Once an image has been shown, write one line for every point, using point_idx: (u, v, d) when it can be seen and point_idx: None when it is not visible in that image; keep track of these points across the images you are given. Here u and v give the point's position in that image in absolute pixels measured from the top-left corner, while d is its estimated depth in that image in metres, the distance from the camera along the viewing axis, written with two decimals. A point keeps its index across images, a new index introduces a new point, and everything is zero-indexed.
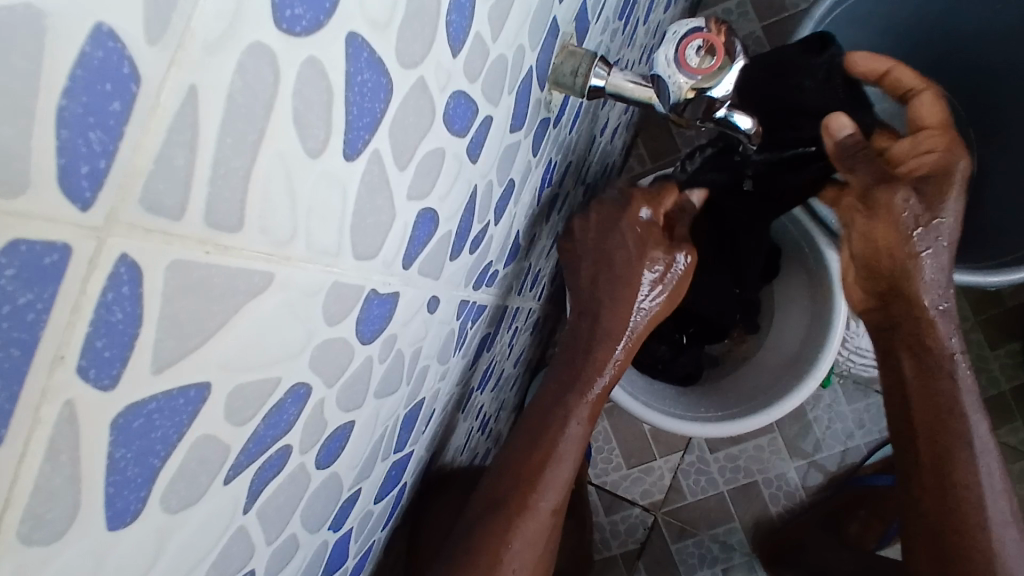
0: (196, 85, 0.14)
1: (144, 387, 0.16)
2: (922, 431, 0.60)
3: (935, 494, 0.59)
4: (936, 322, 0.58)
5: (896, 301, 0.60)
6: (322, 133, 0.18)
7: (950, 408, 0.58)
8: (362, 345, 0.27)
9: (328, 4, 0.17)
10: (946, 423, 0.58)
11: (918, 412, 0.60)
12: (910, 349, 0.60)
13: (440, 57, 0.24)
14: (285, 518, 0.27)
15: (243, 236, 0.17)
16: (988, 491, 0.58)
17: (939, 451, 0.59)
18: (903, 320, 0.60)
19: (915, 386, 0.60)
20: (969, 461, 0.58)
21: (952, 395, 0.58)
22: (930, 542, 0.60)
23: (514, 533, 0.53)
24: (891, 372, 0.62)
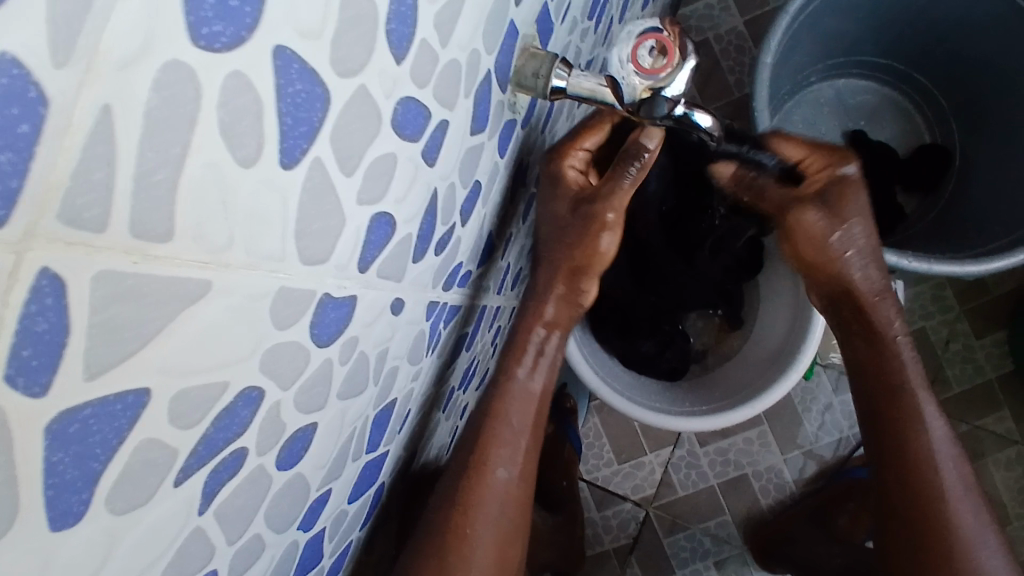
0: (110, 103, 0.14)
1: (78, 393, 0.17)
2: (877, 416, 0.60)
3: (894, 473, 0.60)
4: (878, 308, 0.59)
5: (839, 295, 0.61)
6: (255, 143, 0.19)
7: (900, 389, 0.59)
8: (319, 349, 0.28)
9: (251, 20, 0.17)
10: (898, 405, 0.59)
11: (872, 389, 0.61)
12: (858, 335, 0.61)
13: (383, 65, 0.24)
14: (246, 518, 0.28)
15: (175, 245, 0.18)
16: (944, 468, 0.58)
17: (894, 434, 0.59)
18: (847, 308, 0.61)
19: (868, 371, 0.61)
20: (922, 438, 0.59)
21: (900, 376, 0.59)
22: (896, 526, 0.60)
23: (474, 512, 0.54)
24: (845, 351, 0.63)
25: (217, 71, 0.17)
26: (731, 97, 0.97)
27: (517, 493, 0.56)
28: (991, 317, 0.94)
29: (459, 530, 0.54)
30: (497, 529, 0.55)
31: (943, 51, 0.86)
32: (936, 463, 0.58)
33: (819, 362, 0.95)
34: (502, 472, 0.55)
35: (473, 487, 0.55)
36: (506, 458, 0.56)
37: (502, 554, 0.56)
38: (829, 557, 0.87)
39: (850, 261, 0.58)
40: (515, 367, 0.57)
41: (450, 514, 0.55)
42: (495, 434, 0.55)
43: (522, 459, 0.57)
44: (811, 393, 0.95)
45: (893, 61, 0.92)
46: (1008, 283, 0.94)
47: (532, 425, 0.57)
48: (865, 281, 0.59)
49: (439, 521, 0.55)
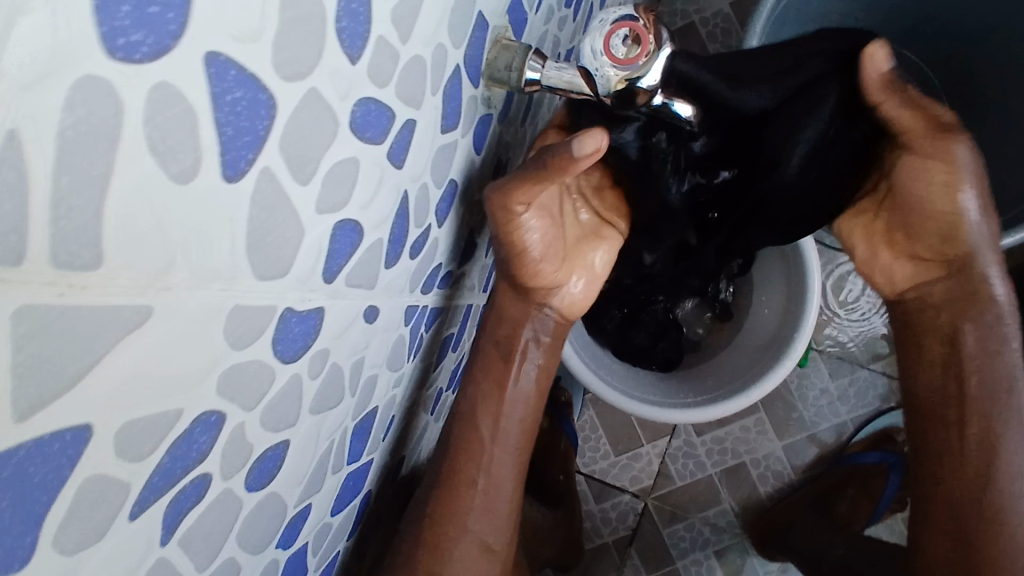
0: (18, 127, 0.13)
1: (11, 436, 0.16)
2: (967, 403, 0.56)
3: (966, 468, 0.56)
4: (997, 292, 0.55)
5: (955, 267, 0.55)
6: (191, 156, 0.18)
7: (1005, 388, 0.55)
8: (283, 365, 0.26)
9: (175, 27, 0.16)
10: (996, 402, 0.55)
11: (968, 375, 0.56)
12: (972, 322, 0.55)
13: (335, 64, 0.23)
14: (217, 542, 0.27)
15: (105, 270, 0.17)
16: (1021, 477, 0.56)
17: (981, 431, 0.56)
18: (954, 284, 0.55)
19: (969, 362, 0.56)
20: (1010, 436, 0.55)
21: (1005, 372, 0.55)
22: (949, 523, 0.57)
23: (459, 516, 0.55)
24: (935, 331, 0.57)
25: (140, 84, 0.15)
26: None
27: (502, 500, 0.56)
28: None
29: (445, 533, 0.55)
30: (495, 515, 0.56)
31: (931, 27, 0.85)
32: (1010, 471, 0.55)
33: (814, 348, 0.94)
34: (482, 483, 0.55)
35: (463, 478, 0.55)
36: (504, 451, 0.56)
37: (492, 559, 0.57)
38: (829, 544, 0.83)
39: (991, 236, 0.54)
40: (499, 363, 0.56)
41: (436, 514, 0.55)
42: (472, 445, 0.55)
43: (509, 465, 0.56)
44: (807, 378, 0.94)
45: None
46: (1005, 263, 0.93)
47: (525, 434, 0.57)
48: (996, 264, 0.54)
49: (430, 515, 0.56)
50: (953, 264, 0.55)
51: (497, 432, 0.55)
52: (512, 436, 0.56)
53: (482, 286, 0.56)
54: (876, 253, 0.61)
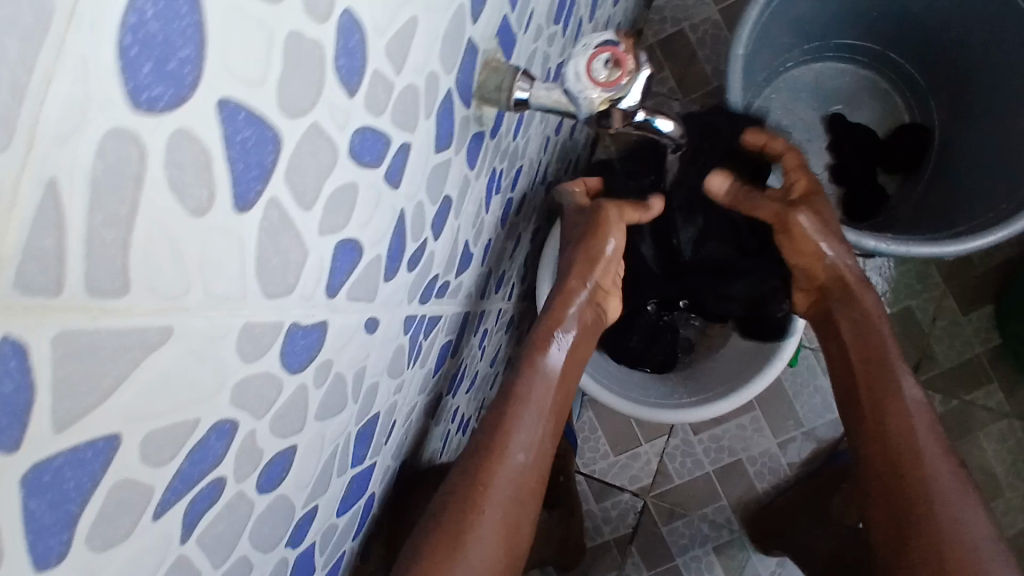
0: (55, 178, 0.15)
1: (47, 445, 0.18)
2: (863, 384, 0.64)
3: (876, 441, 0.62)
4: (869, 301, 0.67)
5: (834, 294, 0.69)
6: (206, 191, 0.20)
7: (884, 359, 0.64)
8: (289, 376, 0.28)
9: (191, 78, 0.18)
10: (883, 368, 0.64)
11: (857, 360, 0.65)
12: (848, 315, 0.68)
13: (334, 99, 0.25)
14: (230, 542, 0.29)
15: (130, 297, 0.19)
16: (923, 436, 0.61)
17: (884, 400, 0.63)
18: (836, 298, 0.69)
19: (852, 345, 0.66)
20: (902, 412, 0.62)
21: (883, 347, 0.65)
22: (880, 495, 0.61)
23: (490, 491, 0.55)
24: (831, 341, 0.69)
25: (160, 132, 0.17)
26: (709, 86, 0.97)
27: (527, 480, 0.57)
28: (978, 293, 0.95)
29: (474, 511, 0.54)
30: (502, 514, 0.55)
31: (916, 29, 0.87)
32: (914, 428, 0.61)
33: (806, 347, 0.96)
34: (520, 453, 0.56)
35: (489, 466, 0.55)
36: (522, 440, 0.57)
37: (510, 544, 0.55)
38: (818, 538, 0.87)
39: (836, 256, 0.68)
40: (542, 356, 0.60)
41: (466, 493, 0.54)
42: (517, 414, 0.57)
43: (536, 440, 0.58)
44: (802, 377, 0.96)
45: (864, 41, 0.93)
46: (992, 260, 0.95)
47: (552, 413, 0.60)
48: (853, 276, 0.68)
49: (455, 496, 0.54)
50: (833, 291, 0.69)
51: (543, 405, 0.58)
52: (533, 427, 0.58)
53: (482, 294, 0.58)
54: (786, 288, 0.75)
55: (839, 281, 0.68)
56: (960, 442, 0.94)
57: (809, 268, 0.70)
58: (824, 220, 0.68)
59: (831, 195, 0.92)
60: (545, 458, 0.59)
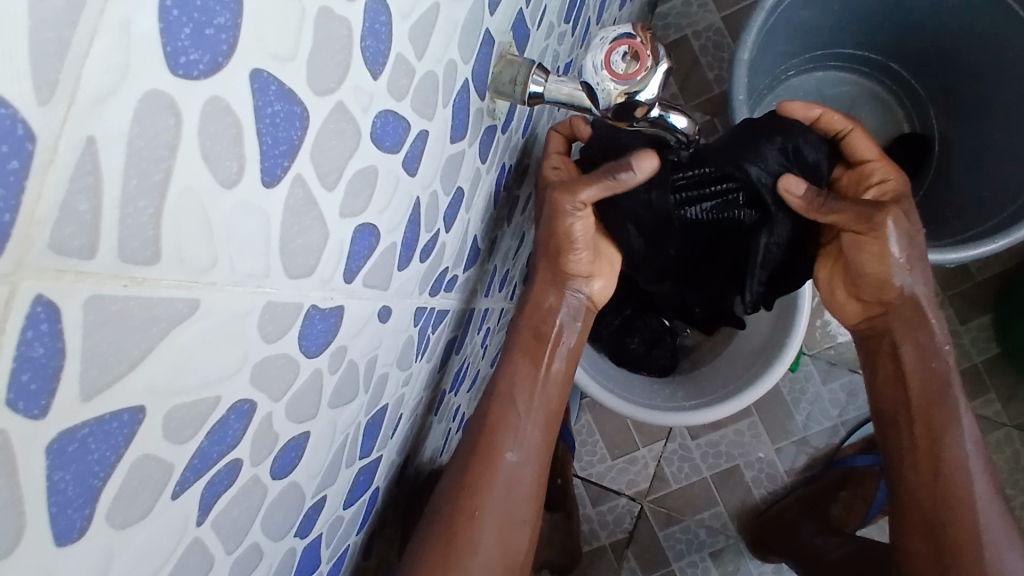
0: (94, 135, 0.15)
1: (75, 414, 0.17)
2: (917, 415, 0.61)
3: (926, 475, 0.60)
4: (933, 325, 0.61)
5: (898, 314, 0.61)
6: (236, 163, 0.20)
7: (945, 391, 0.60)
8: (307, 359, 0.28)
9: (226, 47, 0.18)
10: (943, 402, 0.60)
11: (915, 389, 0.61)
12: (911, 339, 0.61)
13: (359, 79, 0.24)
14: (243, 528, 0.28)
15: (161, 267, 0.18)
16: (973, 472, 0.60)
17: (940, 436, 0.60)
18: (899, 320, 0.61)
19: (915, 375, 0.61)
20: (957, 449, 0.60)
21: (946, 379, 0.61)
22: (924, 528, 0.60)
23: (482, 495, 0.55)
24: (884, 362, 0.63)
25: (196, 98, 0.17)
26: (710, 93, 0.98)
27: (525, 482, 0.57)
28: (976, 302, 0.96)
29: (468, 514, 0.55)
30: (502, 514, 0.56)
31: (916, 39, 0.88)
32: (966, 466, 0.59)
33: (804, 353, 0.97)
34: (511, 454, 0.57)
35: (482, 470, 0.56)
36: (515, 442, 0.57)
37: (506, 547, 0.56)
38: (826, 545, 0.84)
39: (913, 276, 0.59)
40: (529, 364, 0.59)
41: (456, 496, 0.55)
42: (503, 416, 0.58)
43: (532, 448, 0.58)
44: (800, 384, 0.96)
45: (865, 52, 0.94)
46: (991, 269, 0.95)
47: (548, 415, 0.60)
48: (925, 294, 0.61)
49: (447, 500, 0.56)
50: (897, 311, 0.61)
51: (530, 407, 0.58)
52: (533, 436, 0.59)
53: (485, 292, 0.57)
54: (833, 289, 0.66)
55: (910, 302, 0.60)
56: None
57: (883, 282, 0.60)
58: (909, 231, 0.58)
59: None
60: (544, 464, 0.59)
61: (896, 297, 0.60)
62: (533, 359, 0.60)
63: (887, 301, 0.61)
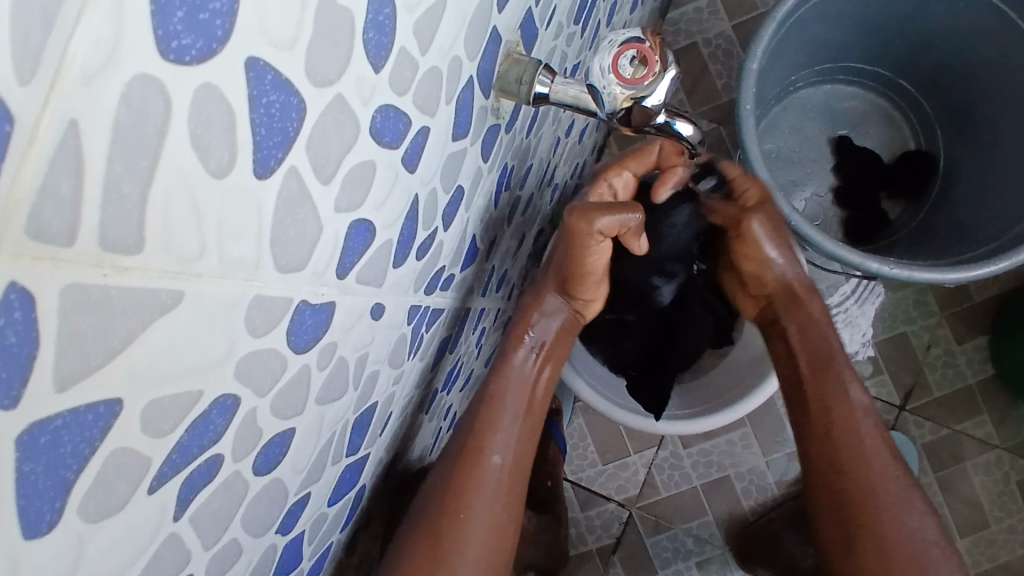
0: (77, 118, 0.14)
1: (49, 404, 0.17)
2: (812, 393, 0.64)
3: (823, 446, 0.63)
4: (811, 308, 0.65)
5: (779, 300, 0.67)
6: (228, 154, 0.19)
7: (829, 365, 0.64)
8: (295, 355, 0.27)
9: (222, 32, 0.17)
10: (828, 379, 0.63)
11: (805, 368, 0.65)
12: (796, 323, 0.66)
13: (360, 72, 0.24)
14: (222, 525, 0.28)
15: (144, 255, 0.18)
16: (866, 441, 0.62)
17: (834, 414, 0.63)
18: (782, 302, 0.67)
19: (802, 353, 0.65)
20: (846, 419, 0.62)
21: (829, 356, 0.64)
22: (830, 501, 0.63)
23: (469, 495, 0.55)
24: (778, 345, 0.68)
25: (189, 82, 0.17)
26: (719, 101, 0.98)
27: (510, 481, 0.57)
28: (974, 323, 0.95)
29: (453, 513, 0.55)
30: (489, 516, 0.55)
31: (928, 55, 0.87)
32: (861, 439, 0.62)
33: None
34: (497, 457, 0.57)
35: (470, 469, 0.56)
36: (501, 443, 0.57)
37: (494, 547, 0.56)
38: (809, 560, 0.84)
39: (784, 263, 0.65)
40: (511, 355, 0.60)
41: (442, 496, 0.55)
42: (494, 415, 0.57)
43: (516, 443, 0.58)
44: None
45: (875, 67, 0.93)
46: (990, 290, 0.95)
47: (527, 412, 0.59)
48: (800, 281, 0.66)
49: (435, 497, 0.55)
50: (777, 293, 0.67)
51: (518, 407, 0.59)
52: (511, 426, 0.58)
53: (483, 291, 0.57)
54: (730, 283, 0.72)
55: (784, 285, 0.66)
56: (948, 470, 0.94)
57: (759, 274, 0.66)
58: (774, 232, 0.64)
59: (836, 218, 0.94)
60: (524, 454, 0.59)
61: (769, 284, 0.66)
62: (513, 346, 0.61)
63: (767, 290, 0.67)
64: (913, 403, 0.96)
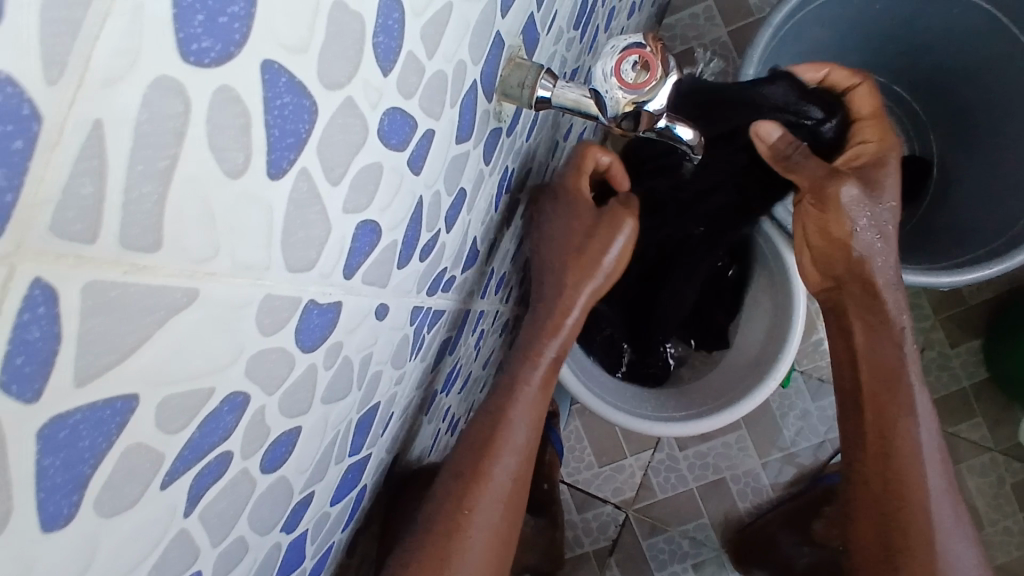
0: (101, 118, 0.15)
1: (67, 399, 0.17)
2: (868, 399, 0.62)
3: (878, 459, 0.61)
4: (886, 304, 0.62)
5: (848, 286, 0.63)
6: (242, 155, 0.19)
7: (896, 377, 0.61)
8: (303, 354, 0.28)
9: (239, 35, 0.18)
10: (896, 393, 0.61)
11: (867, 375, 0.62)
12: (860, 318, 0.63)
13: (369, 76, 0.24)
14: (230, 522, 0.28)
15: (160, 255, 0.18)
16: (925, 460, 0.60)
17: (892, 429, 0.61)
18: (853, 293, 0.63)
19: (866, 358, 0.62)
20: (909, 434, 0.60)
21: (898, 368, 0.61)
22: (873, 516, 0.61)
23: (472, 511, 0.55)
24: (841, 339, 0.65)
25: (207, 84, 0.17)
26: None
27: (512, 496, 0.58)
28: (968, 326, 0.96)
29: (456, 530, 0.54)
30: (489, 532, 0.56)
31: (922, 60, 0.88)
32: (921, 460, 0.60)
33: (797, 369, 0.96)
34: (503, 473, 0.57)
35: (475, 483, 0.56)
36: (510, 460, 0.57)
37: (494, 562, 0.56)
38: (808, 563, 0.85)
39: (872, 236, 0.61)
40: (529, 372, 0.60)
41: (447, 510, 0.55)
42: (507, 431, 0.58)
43: (522, 458, 0.58)
44: (789, 400, 0.96)
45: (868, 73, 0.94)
46: (984, 293, 0.96)
47: (535, 432, 0.60)
48: (881, 276, 0.61)
49: (438, 511, 0.55)
50: (848, 283, 0.63)
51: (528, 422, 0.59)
52: (520, 439, 0.58)
53: (483, 293, 0.58)
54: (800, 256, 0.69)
55: (858, 275, 0.62)
56: None
57: (831, 252, 0.63)
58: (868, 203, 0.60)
59: None
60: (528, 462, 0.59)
61: (847, 269, 0.62)
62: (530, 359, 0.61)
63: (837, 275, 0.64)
64: None
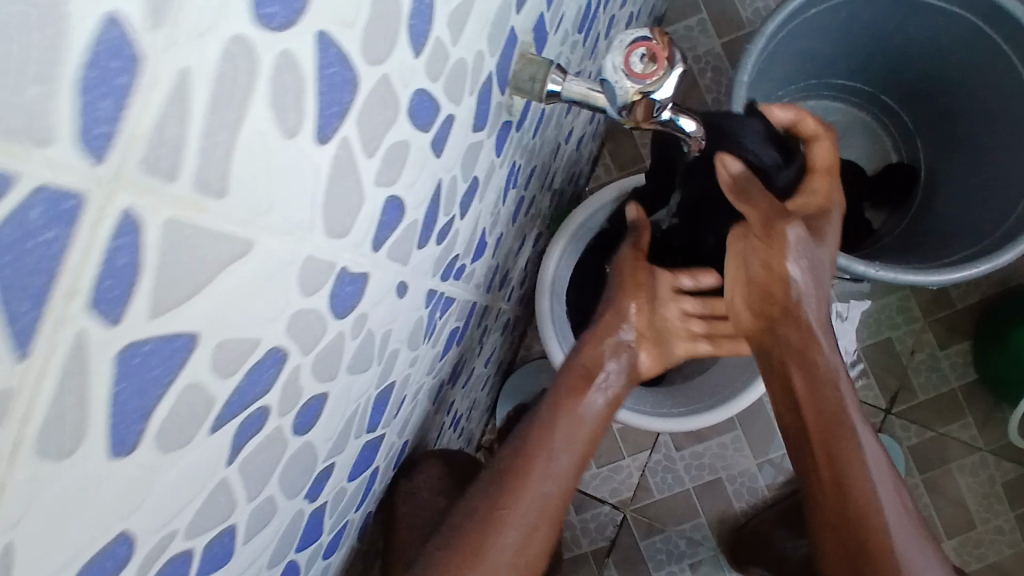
0: (188, 67, 0.17)
1: (142, 328, 0.18)
2: (817, 440, 0.61)
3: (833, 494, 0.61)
4: (823, 348, 0.61)
5: (779, 327, 0.62)
6: (297, 117, 0.21)
7: (839, 418, 0.61)
8: (335, 318, 0.29)
9: (301, 3, 0.19)
10: (841, 433, 0.61)
11: (810, 415, 0.62)
12: (799, 363, 0.62)
13: (403, 56, 0.26)
14: (263, 478, 0.30)
15: (226, 202, 0.20)
16: (878, 492, 0.60)
17: (839, 464, 0.61)
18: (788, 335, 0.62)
19: (806, 401, 0.61)
20: (853, 469, 0.60)
21: (838, 407, 0.61)
22: (842, 552, 0.60)
23: (508, 514, 0.54)
24: (776, 381, 0.64)
25: (272, 46, 0.19)
26: None
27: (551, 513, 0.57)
28: (957, 328, 0.99)
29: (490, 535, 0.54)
30: (523, 541, 0.55)
31: (907, 69, 0.92)
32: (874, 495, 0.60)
33: None
34: (545, 486, 0.56)
35: (514, 490, 0.55)
36: (549, 477, 0.57)
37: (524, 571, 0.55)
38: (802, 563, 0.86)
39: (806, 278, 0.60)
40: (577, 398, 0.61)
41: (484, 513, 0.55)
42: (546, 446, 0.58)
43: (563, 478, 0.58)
44: None
45: (853, 82, 0.98)
46: (972, 296, 0.99)
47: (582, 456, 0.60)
48: (815, 317, 0.61)
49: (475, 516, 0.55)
50: (780, 324, 0.62)
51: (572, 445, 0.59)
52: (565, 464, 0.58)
53: (489, 287, 0.59)
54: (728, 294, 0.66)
55: (794, 317, 0.61)
56: (934, 471, 0.97)
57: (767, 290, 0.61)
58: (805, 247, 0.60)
59: None
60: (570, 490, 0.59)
61: (780, 307, 0.61)
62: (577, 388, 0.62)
63: (770, 317, 0.62)
64: (898, 406, 0.99)
